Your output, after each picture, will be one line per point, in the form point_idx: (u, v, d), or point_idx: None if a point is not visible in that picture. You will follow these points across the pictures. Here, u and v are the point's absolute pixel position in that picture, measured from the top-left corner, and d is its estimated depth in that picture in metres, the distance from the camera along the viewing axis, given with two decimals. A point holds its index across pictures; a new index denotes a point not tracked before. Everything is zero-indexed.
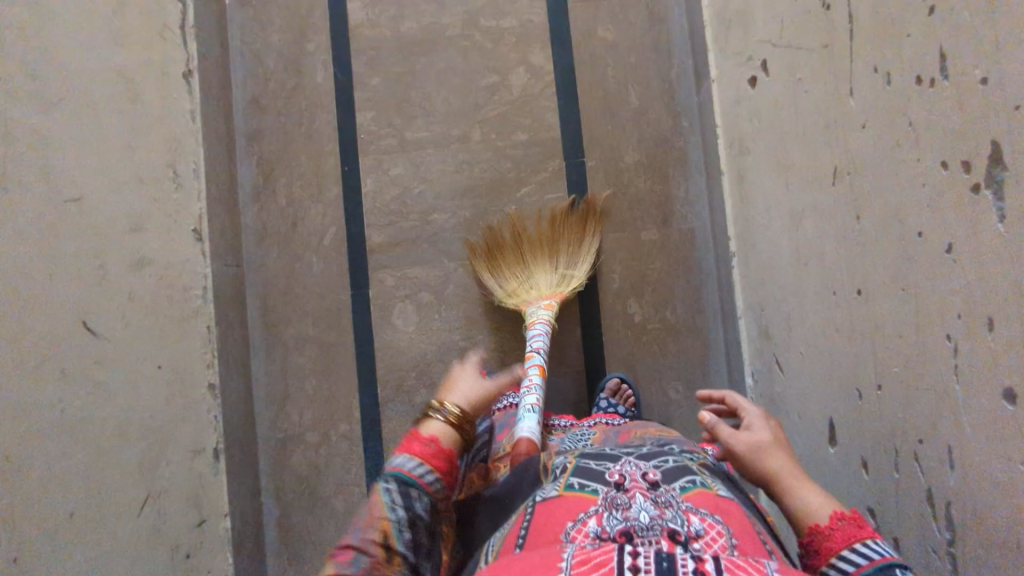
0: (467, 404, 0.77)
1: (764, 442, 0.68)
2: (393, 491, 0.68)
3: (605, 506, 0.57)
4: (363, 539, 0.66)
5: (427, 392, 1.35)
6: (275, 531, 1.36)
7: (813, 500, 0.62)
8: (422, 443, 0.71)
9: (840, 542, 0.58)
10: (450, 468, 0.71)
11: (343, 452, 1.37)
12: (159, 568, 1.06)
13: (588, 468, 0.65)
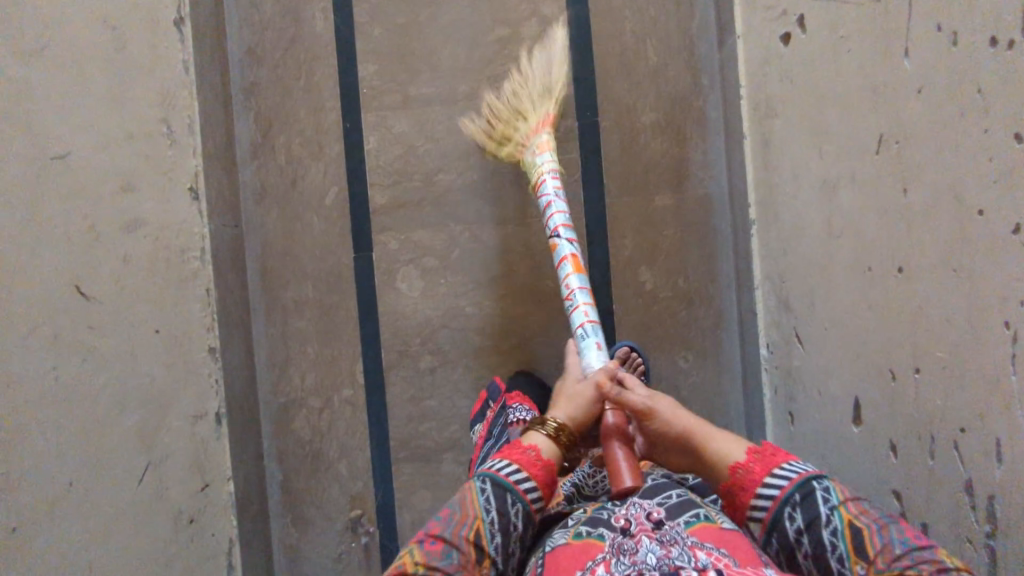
0: (574, 423, 0.76)
1: (669, 403, 0.74)
2: (490, 493, 0.66)
3: (612, 552, 0.62)
4: (455, 535, 0.64)
5: (431, 358, 1.32)
6: (278, 493, 1.36)
7: (723, 444, 0.68)
8: (524, 451, 0.70)
9: (758, 473, 0.65)
10: (545, 482, 0.70)
11: (346, 417, 1.35)
12: (162, 534, 1.05)
13: (597, 513, 0.70)
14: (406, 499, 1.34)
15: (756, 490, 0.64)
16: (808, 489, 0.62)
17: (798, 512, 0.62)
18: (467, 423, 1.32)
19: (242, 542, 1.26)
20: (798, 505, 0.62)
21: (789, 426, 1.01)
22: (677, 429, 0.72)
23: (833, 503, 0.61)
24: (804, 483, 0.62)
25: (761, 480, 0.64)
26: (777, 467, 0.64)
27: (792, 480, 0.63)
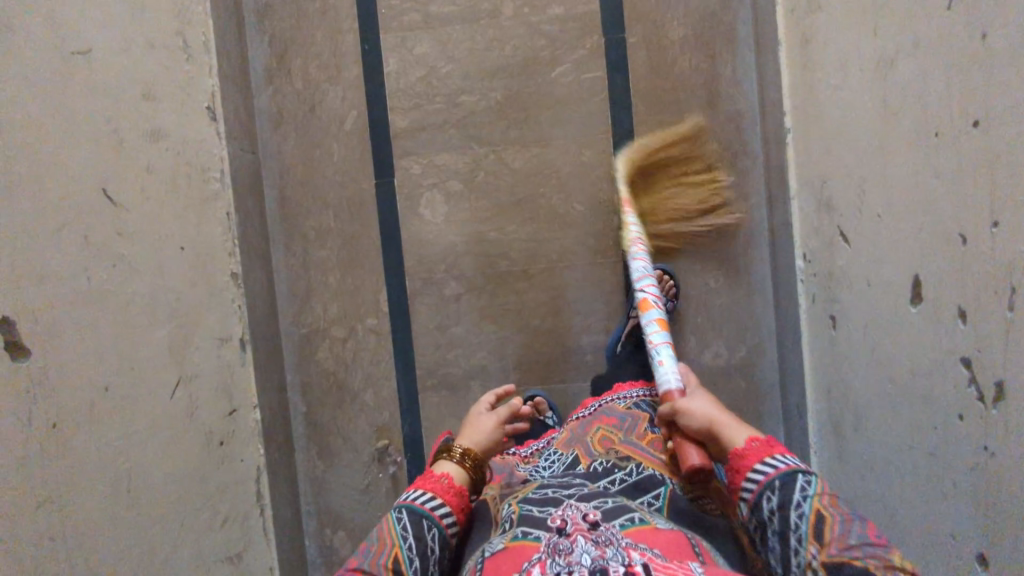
0: (479, 446, 0.84)
1: (699, 402, 0.75)
2: (407, 521, 0.72)
3: (548, 553, 0.58)
4: (374, 564, 0.69)
5: (457, 284, 1.30)
6: (303, 426, 1.35)
7: (738, 435, 0.69)
8: (436, 479, 0.78)
9: (753, 457, 0.65)
10: (460, 506, 0.77)
11: (370, 346, 1.33)
12: (194, 454, 1.03)
13: (532, 518, 0.68)
14: (433, 427, 1.33)
15: (750, 470, 0.65)
16: (790, 477, 0.62)
17: (775, 495, 0.62)
18: (494, 349, 1.30)
19: (270, 471, 1.25)
20: (777, 489, 0.62)
21: (830, 330, 1.01)
22: (700, 418, 0.73)
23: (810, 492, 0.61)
24: (791, 473, 0.62)
25: (750, 463, 0.65)
26: (769, 455, 0.65)
27: (777, 469, 0.63)
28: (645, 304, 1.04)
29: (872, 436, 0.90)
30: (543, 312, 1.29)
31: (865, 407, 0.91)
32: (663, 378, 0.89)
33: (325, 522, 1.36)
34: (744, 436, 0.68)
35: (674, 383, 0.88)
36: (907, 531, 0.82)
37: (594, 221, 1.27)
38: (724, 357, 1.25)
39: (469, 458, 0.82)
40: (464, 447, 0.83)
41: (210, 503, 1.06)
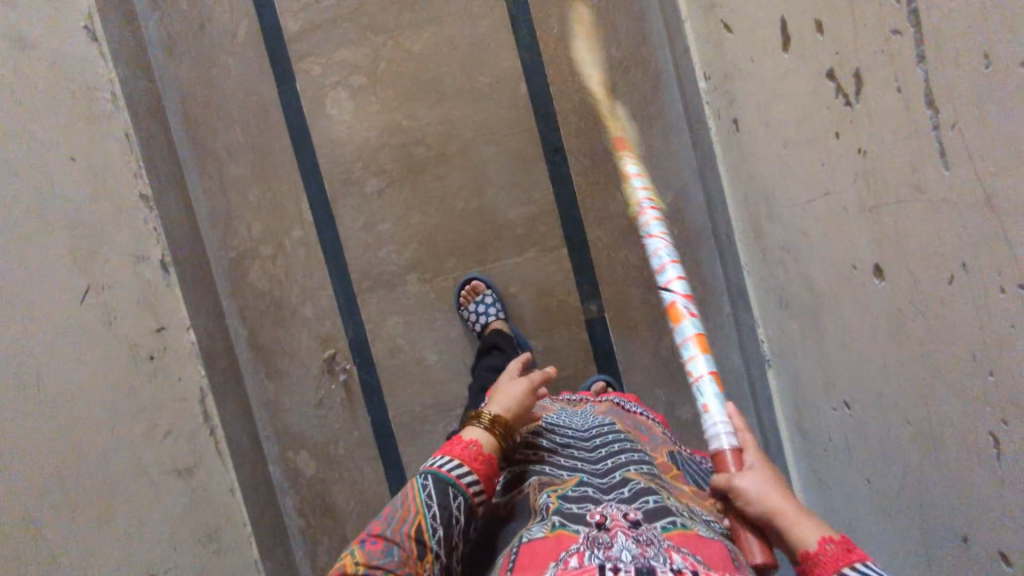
0: (507, 412, 0.81)
1: (750, 479, 0.64)
2: (432, 489, 0.69)
3: (586, 545, 0.60)
4: (396, 532, 0.66)
5: (377, 180, 1.29)
6: (248, 350, 1.34)
7: (809, 530, 0.58)
8: (464, 446, 0.74)
9: (829, 567, 0.55)
10: (487, 474, 0.73)
11: (301, 258, 1.32)
12: (120, 362, 1.01)
13: (569, 510, 0.68)
14: (378, 328, 1.32)
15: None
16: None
17: None
18: (424, 239, 1.30)
19: (216, 394, 1.23)
20: None
21: (733, 134, 1.02)
22: (761, 510, 0.62)
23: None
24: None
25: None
26: (853, 565, 0.54)
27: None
28: (679, 313, 0.90)
29: (781, 215, 0.90)
30: (467, 193, 1.28)
31: (771, 191, 0.91)
32: (711, 429, 0.73)
33: (286, 445, 1.35)
34: (817, 536, 0.58)
35: (726, 437, 0.71)
36: (821, 288, 0.82)
37: (503, 92, 1.26)
38: (651, 206, 1.25)
39: (496, 425, 0.78)
40: (493, 415, 0.80)
41: (146, 414, 1.04)
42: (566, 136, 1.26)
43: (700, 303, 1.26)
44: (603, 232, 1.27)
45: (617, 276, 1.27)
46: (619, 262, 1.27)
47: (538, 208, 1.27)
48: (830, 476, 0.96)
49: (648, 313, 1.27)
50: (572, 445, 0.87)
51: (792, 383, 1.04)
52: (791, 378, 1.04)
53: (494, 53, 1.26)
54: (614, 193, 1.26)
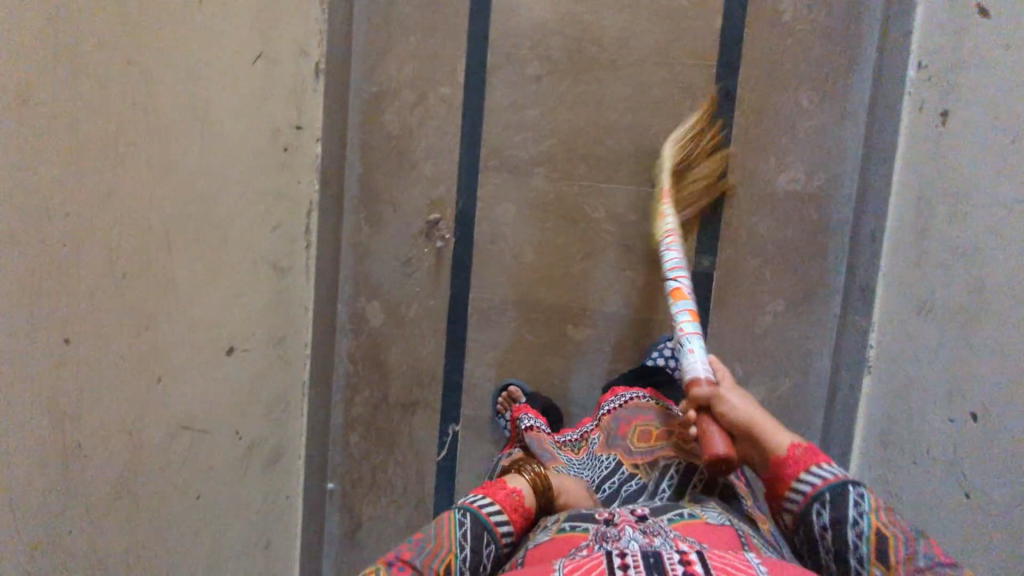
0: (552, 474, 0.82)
1: (738, 399, 0.76)
2: (467, 530, 0.70)
3: (595, 540, 0.63)
4: (426, 564, 0.67)
5: (539, 65, 1.26)
6: (356, 187, 1.33)
7: (783, 437, 0.72)
8: (506, 493, 0.76)
9: (798, 467, 0.68)
10: (521, 524, 0.75)
11: (438, 116, 1.30)
12: (263, 139, 1.00)
13: (580, 514, 0.72)
14: (488, 210, 1.31)
15: (795, 482, 0.68)
16: (839, 491, 0.64)
17: (825, 509, 0.65)
18: (564, 139, 1.27)
19: (322, 215, 1.23)
20: (827, 502, 0.65)
21: (935, 129, 0.99)
22: (740, 421, 0.74)
23: (863, 506, 0.63)
24: (839, 485, 0.65)
25: (800, 472, 0.68)
26: (816, 465, 0.67)
27: (825, 480, 0.66)
28: (678, 292, 0.99)
29: (971, 219, 0.88)
30: (623, 108, 1.25)
31: (969, 190, 0.89)
32: (689, 364, 0.86)
33: (361, 291, 1.35)
34: (787, 441, 0.71)
35: (702, 369, 0.85)
36: (1001, 300, 0.80)
37: (695, 20, 1.22)
38: (801, 182, 1.21)
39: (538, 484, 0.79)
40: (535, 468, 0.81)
41: (267, 199, 1.04)
42: (743, 84, 1.22)
43: (813, 295, 1.22)
44: (742, 192, 1.23)
45: (740, 241, 1.24)
46: (747, 227, 1.24)
47: (687, 147, 1.24)
48: (907, 492, 0.97)
49: (756, 287, 1.24)
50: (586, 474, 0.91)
51: (894, 393, 1.03)
52: (896, 387, 1.02)
53: None
54: (768, 157, 1.22)
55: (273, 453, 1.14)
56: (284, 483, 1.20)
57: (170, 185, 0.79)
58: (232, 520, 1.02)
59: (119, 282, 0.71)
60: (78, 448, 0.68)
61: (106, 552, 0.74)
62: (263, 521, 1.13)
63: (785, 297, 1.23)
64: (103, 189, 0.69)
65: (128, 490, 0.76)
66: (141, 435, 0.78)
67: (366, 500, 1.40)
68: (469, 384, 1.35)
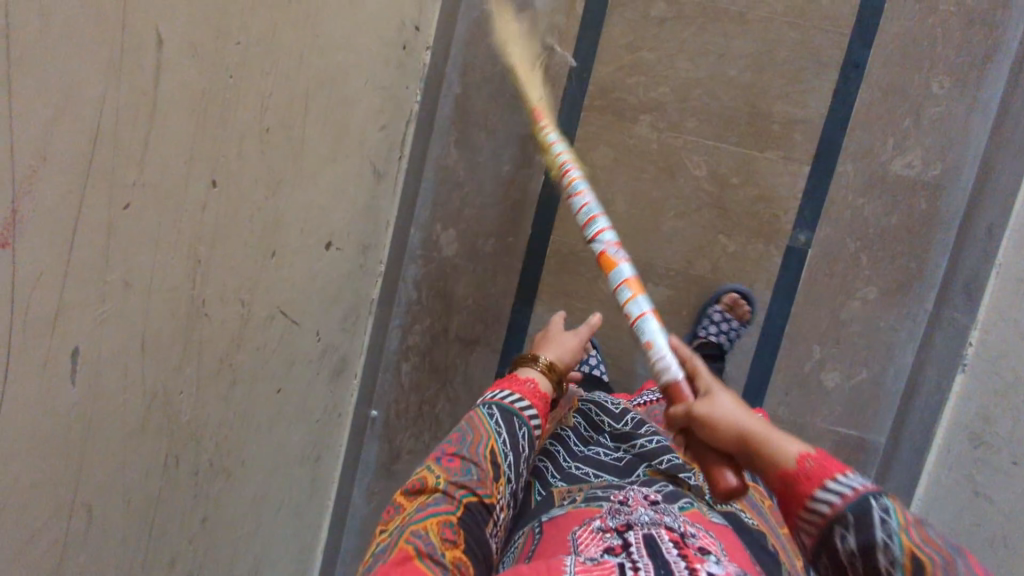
0: (562, 357, 0.81)
1: (730, 398, 0.52)
2: (499, 418, 0.73)
3: (608, 512, 0.64)
4: (474, 453, 0.70)
5: (664, 7, 1.21)
6: (450, 108, 1.27)
7: (786, 441, 0.48)
8: (522, 384, 0.77)
9: (812, 483, 0.45)
10: (544, 411, 0.77)
11: (549, 45, 1.24)
12: (391, 25, 0.95)
13: (596, 496, 0.73)
14: (584, 151, 1.25)
15: (808, 500, 0.45)
16: (865, 506, 0.42)
17: (831, 521, 0.44)
18: (677, 88, 1.21)
19: (418, 129, 1.17)
20: (845, 526, 0.43)
21: None
22: (729, 433, 0.50)
23: (892, 522, 0.42)
24: (863, 500, 0.43)
25: (813, 488, 0.45)
26: (829, 475, 0.45)
27: (845, 497, 0.43)
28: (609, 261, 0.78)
29: None
30: (745, 65, 1.19)
31: None
32: (660, 360, 0.61)
33: (438, 217, 1.30)
34: (796, 450, 0.47)
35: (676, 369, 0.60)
36: None
37: None
38: (917, 168, 1.16)
39: (551, 373, 0.80)
40: (546, 357, 0.81)
41: (383, 93, 0.98)
42: (875, 58, 1.16)
43: (907, 283, 1.18)
44: (855, 170, 1.18)
45: (843, 220, 1.19)
46: (853, 208, 1.19)
47: (806, 115, 1.19)
48: (998, 492, 0.94)
49: (852, 271, 1.20)
50: (578, 449, 0.86)
51: (996, 393, 1.01)
52: (996, 387, 1.01)
53: None
54: (887, 138, 1.17)
55: (338, 364, 1.09)
56: (341, 399, 1.15)
57: (319, 45, 0.73)
58: (297, 424, 0.96)
59: (263, 135, 0.66)
60: (203, 304, 0.62)
61: (203, 423, 0.69)
62: (318, 433, 1.08)
63: (879, 285, 1.19)
64: (271, 25, 0.62)
65: (230, 362, 0.71)
66: (250, 307, 0.72)
67: (408, 434, 1.34)
68: (535, 329, 1.30)
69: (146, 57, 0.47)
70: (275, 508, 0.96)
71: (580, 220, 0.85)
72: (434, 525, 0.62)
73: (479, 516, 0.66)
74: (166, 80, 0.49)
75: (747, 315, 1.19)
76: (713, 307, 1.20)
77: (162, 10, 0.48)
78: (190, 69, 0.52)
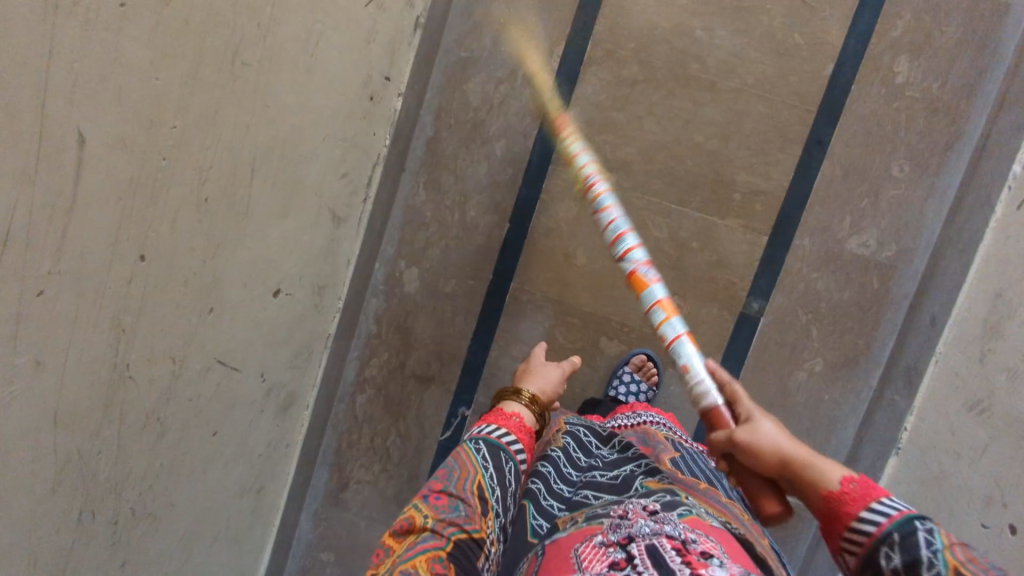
0: (541, 392, 0.86)
1: (768, 425, 0.59)
2: (486, 452, 0.73)
3: (610, 528, 0.63)
4: (460, 490, 0.69)
5: (638, 69, 1.23)
6: (422, 149, 1.30)
7: (828, 468, 0.55)
8: (508, 417, 0.79)
9: (856, 503, 0.52)
10: (530, 444, 0.78)
11: (524, 96, 1.26)
12: (355, 81, 0.97)
13: (597, 511, 0.69)
14: (551, 203, 1.27)
15: (852, 521, 0.51)
16: (909, 530, 0.48)
17: (894, 553, 0.48)
18: (645, 149, 1.23)
19: (386, 171, 1.19)
20: (896, 545, 0.48)
21: None
22: (769, 456, 0.57)
23: (935, 544, 0.47)
24: (906, 522, 0.49)
25: (857, 512, 0.51)
26: (874, 500, 0.51)
27: (889, 518, 0.49)
28: (640, 280, 0.79)
29: None
30: (711, 132, 1.21)
31: None
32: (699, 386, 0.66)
33: (403, 254, 1.32)
34: (838, 474, 0.54)
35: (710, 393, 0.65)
36: None
37: (807, 61, 1.18)
38: (871, 248, 1.18)
39: (534, 405, 0.83)
40: (529, 392, 0.85)
41: (346, 143, 1.00)
42: (838, 138, 1.18)
43: (854, 359, 1.20)
44: (811, 245, 1.20)
45: (796, 293, 1.21)
46: (806, 281, 1.21)
47: (767, 186, 1.20)
48: None
49: (801, 344, 1.22)
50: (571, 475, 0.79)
51: (923, 482, 1.03)
52: (925, 479, 1.02)
53: (820, 21, 1.17)
54: (845, 216, 1.19)
55: (286, 400, 1.11)
56: (289, 430, 1.17)
57: (269, 114, 0.75)
58: (236, 461, 0.98)
59: (201, 205, 0.67)
60: (127, 368, 0.64)
61: (125, 476, 0.71)
62: (261, 467, 1.09)
63: (826, 359, 1.21)
64: (213, 105, 0.64)
65: (158, 417, 0.73)
66: (183, 364, 0.74)
67: (358, 462, 1.36)
68: (490, 372, 1.31)
69: (67, 162, 0.49)
70: (210, 543, 0.97)
71: (608, 235, 0.86)
72: (422, 562, 0.61)
73: (470, 551, 0.64)
74: (88, 177, 0.52)
75: (656, 378, 1.22)
76: (622, 369, 1.24)
77: (83, 115, 0.50)
78: (118, 157, 0.54)
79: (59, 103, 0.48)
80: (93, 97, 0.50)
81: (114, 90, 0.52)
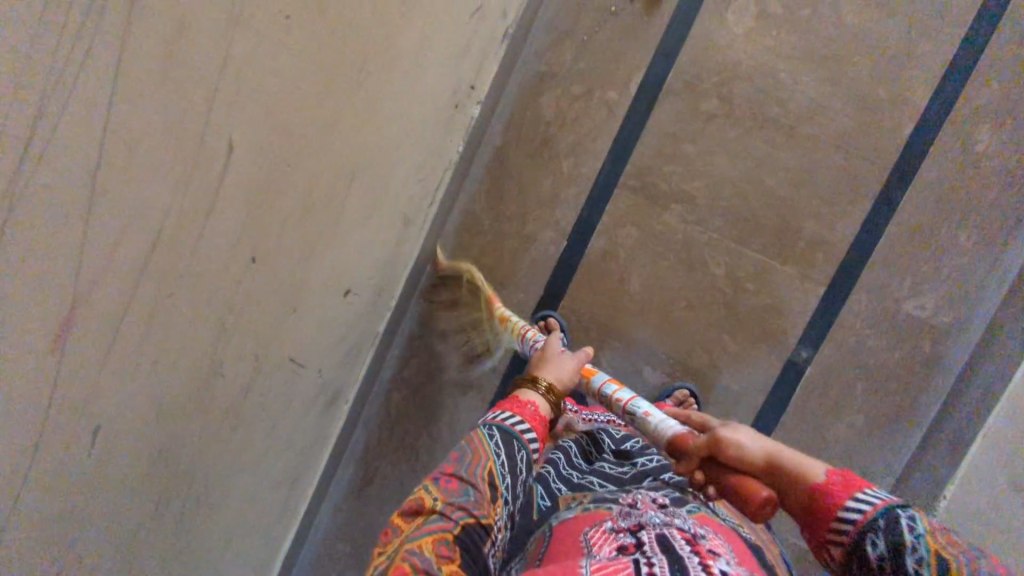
0: (559, 382, 0.82)
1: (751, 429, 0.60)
2: (499, 438, 0.68)
3: (618, 515, 0.64)
4: (470, 474, 0.64)
5: (717, 104, 1.22)
6: (489, 157, 1.30)
7: (815, 466, 0.55)
8: (525, 405, 0.74)
9: (837, 491, 0.52)
10: (544, 434, 0.73)
11: (597, 117, 1.26)
12: (448, 88, 0.96)
13: (604, 496, 0.72)
14: (611, 226, 1.26)
15: (839, 513, 0.51)
16: (890, 515, 0.47)
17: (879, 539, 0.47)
18: (713, 185, 1.23)
19: (454, 177, 1.19)
20: (881, 532, 0.47)
21: None
22: (750, 454, 0.58)
23: (917, 528, 0.46)
24: (888, 510, 0.48)
25: (840, 503, 0.51)
26: (856, 489, 0.51)
27: (874, 506, 0.49)
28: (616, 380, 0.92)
29: None
30: (782, 176, 1.21)
31: None
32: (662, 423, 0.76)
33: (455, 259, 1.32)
34: (822, 469, 0.54)
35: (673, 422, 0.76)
36: None
37: (888, 118, 1.18)
38: (929, 312, 1.18)
39: (551, 395, 0.79)
40: (547, 381, 0.80)
41: (428, 148, 1.00)
42: (910, 199, 1.18)
43: (898, 420, 1.19)
44: (868, 301, 1.20)
45: (847, 346, 1.21)
46: (859, 336, 1.21)
47: (831, 237, 1.20)
48: None
49: (846, 398, 1.21)
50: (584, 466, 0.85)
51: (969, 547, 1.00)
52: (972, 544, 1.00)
53: (907, 80, 1.17)
54: (907, 277, 1.18)
55: (332, 394, 1.11)
56: (329, 423, 1.17)
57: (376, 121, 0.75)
58: (283, 453, 0.98)
59: (308, 209, 0.67)
60: (220, 365, 0.64)
61: (198, 468, 0.70)
62: (300, 459, 1.09)
63: (869, 416, 1.20)
64: (337, 113, 0.64)
65: (234, 411, 0.73)
66: (263, 360, 0.74)
67: (386, 459, 1.36)
68: None
69: (216, 162, 0.49)
70: (248, 531, 0.97)
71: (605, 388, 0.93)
72: (429, 543, 0.57)
73: (478, 537, 0.60)
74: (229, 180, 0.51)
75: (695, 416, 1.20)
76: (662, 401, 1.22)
77: (237, 121, 0.49)
78: (254, 162, 0.54)
79: (222, 109, 0.47)
80: (248, 105, 0.50)
81: (265, 99, 0.52)
